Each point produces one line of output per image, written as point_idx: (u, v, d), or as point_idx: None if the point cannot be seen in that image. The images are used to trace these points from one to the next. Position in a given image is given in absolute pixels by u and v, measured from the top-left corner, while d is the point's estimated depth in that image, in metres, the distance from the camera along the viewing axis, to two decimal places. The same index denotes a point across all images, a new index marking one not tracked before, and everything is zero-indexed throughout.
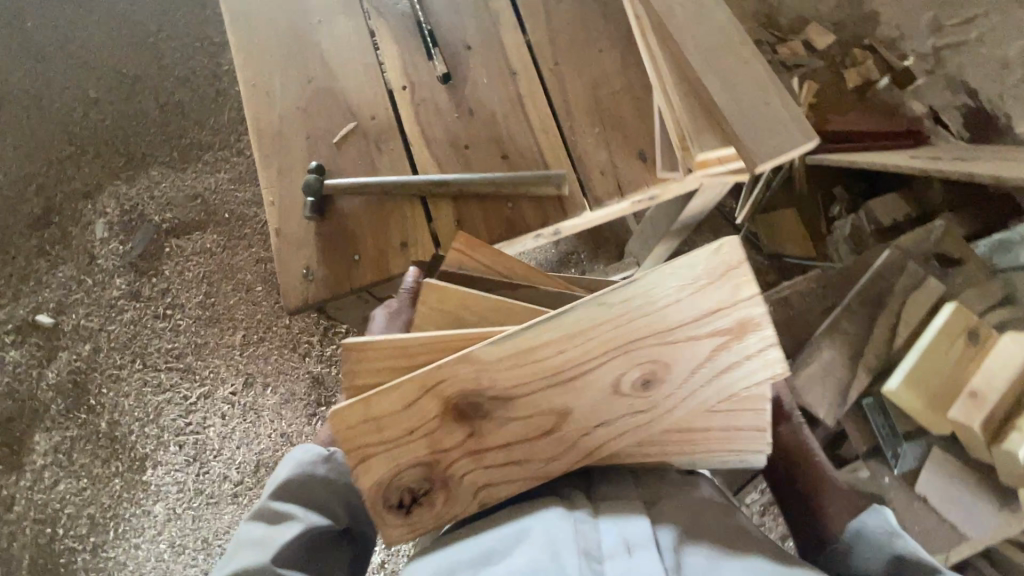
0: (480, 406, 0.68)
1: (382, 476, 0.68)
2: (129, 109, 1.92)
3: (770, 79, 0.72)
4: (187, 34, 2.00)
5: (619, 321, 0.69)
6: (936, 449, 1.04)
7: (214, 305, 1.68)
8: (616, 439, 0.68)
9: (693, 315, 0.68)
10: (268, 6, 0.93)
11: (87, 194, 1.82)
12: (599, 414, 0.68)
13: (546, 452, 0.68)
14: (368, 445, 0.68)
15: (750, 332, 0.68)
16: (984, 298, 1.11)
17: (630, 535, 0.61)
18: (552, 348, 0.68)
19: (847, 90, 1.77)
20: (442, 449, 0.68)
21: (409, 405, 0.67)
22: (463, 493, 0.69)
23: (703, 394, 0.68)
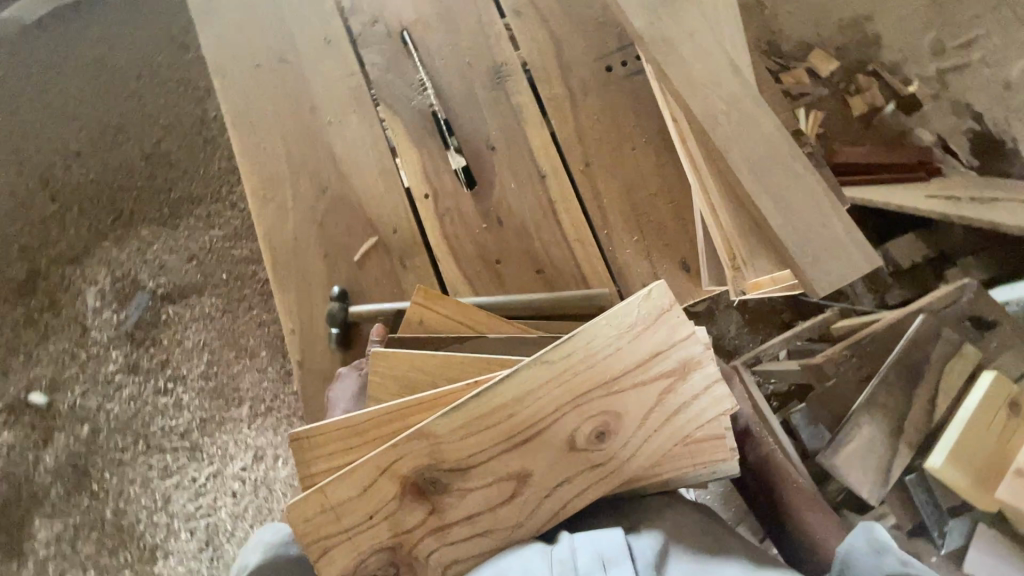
0: (436, 476, 0.61)
1: (346, 563, 0.61)
2: (107, 156, 1.77)
3: (826, 195, 0.69)
4: (153, 66, 1.81)
5: (565, 379, 0.62)
6: (982, 525, 1.03)
7: (217, 375, 1.61)
8: (584, 493, 0.62)
9: (634, 359, 0.62)
10: (276, 106, 0.87)
11: (72, 257, 1.71)
12: (560, 471, 0.62)
13: (514, 517, 0.61)
14: (325, 536, 0.61)
15: (694, 370, 0.63)
16: (1021, 362, 1.09)
17: (605, 549, 0.55)
18: (501, 409, 0.62)
19: (852, 119, 1.66)
20: (406, 529, 0.61)
21: (363, 490, 0.61)
22: (433, 564, 0.61)
23: (667, 435, 0.62)
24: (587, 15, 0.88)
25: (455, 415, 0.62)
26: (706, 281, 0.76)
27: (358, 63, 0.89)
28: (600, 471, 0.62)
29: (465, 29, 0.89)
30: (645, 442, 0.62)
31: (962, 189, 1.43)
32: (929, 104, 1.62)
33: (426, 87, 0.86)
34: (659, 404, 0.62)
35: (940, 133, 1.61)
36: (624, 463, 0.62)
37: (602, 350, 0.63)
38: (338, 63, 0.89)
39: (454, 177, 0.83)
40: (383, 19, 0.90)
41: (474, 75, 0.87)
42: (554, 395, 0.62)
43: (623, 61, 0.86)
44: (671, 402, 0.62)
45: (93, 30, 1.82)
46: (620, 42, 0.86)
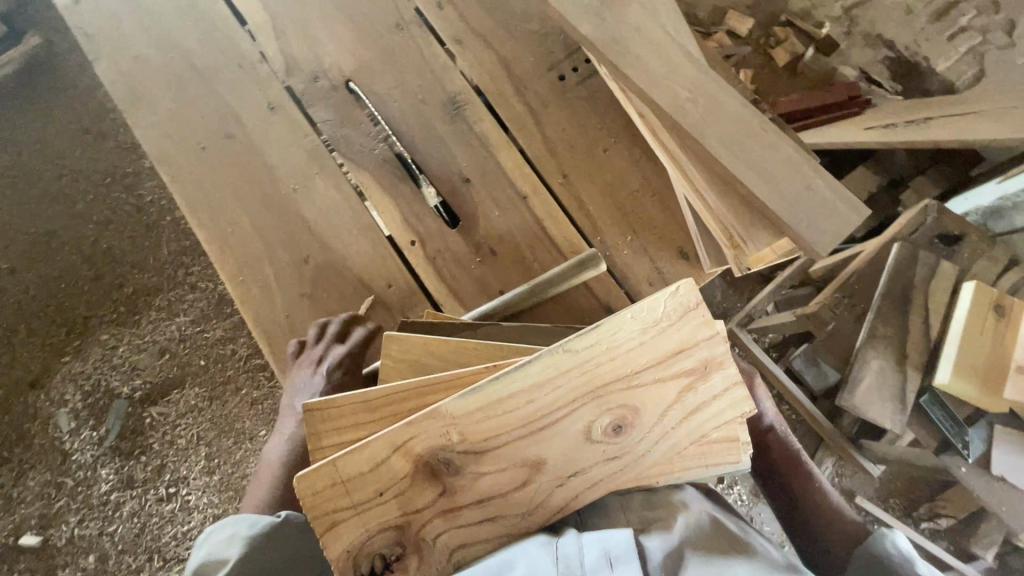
0: (450, 460, 0.52)
1: (351, 542, 0.51)
2: (42, 269, 1.66)
3: (803, 158, 0.70)
4: (67, 166, 1.70)
5: (585, 371, 0.53)
6: (999, 427, 1.07)
7: (220, 467, 1.53)
8: (602, 487, 0.53)
9: (653, 356, 0.53)
10: (233, 186, 0.83)
11: (33, 381, 1.59)
12: (575, 460, 0.53)
13: (525, 505, 0.53)
14: (329, 508, 0.52)
15: (717, 369, 0.53)
16: (994, 266, 1.15)
17: (611, 547, 0.48)
18: (516, 398, 0.53)
19: (779, 70, 1.74)
20: (414, 511, 0.52)
21: (375, 467, 0.52)
22: (438, 554, 0.52)
23: (688, 429, 0.53)
24: (526, 29, 0.88)
25: (476, 398, 0.53)
26: (708, 265, 0.77)
27: (310, 124, 0.86)
28: (616, 463, 0.53)
29: (410, 67, 0.87)
30: (661, 437, 0.53)
31: (898, 116, 1.47)
32: (846, 42, 1.69)
33: (387, 133, 0.85)
34: (681, 396, 0.53)
35: (860, 66, 1.68)
36: (639, 454, 0.53)
37: (623, 338, 0.53)
38: (289, 128, 0.85)
39: (436, 217, 0.82)
40: (323, 74, 0.88)
41: (431, 111, 0.85)
42: (571, 377, 0.53)
43: (574, 67, 0.86)
44: (696, 396, 0.53)
45: None
46: (567, 49, 0.86)
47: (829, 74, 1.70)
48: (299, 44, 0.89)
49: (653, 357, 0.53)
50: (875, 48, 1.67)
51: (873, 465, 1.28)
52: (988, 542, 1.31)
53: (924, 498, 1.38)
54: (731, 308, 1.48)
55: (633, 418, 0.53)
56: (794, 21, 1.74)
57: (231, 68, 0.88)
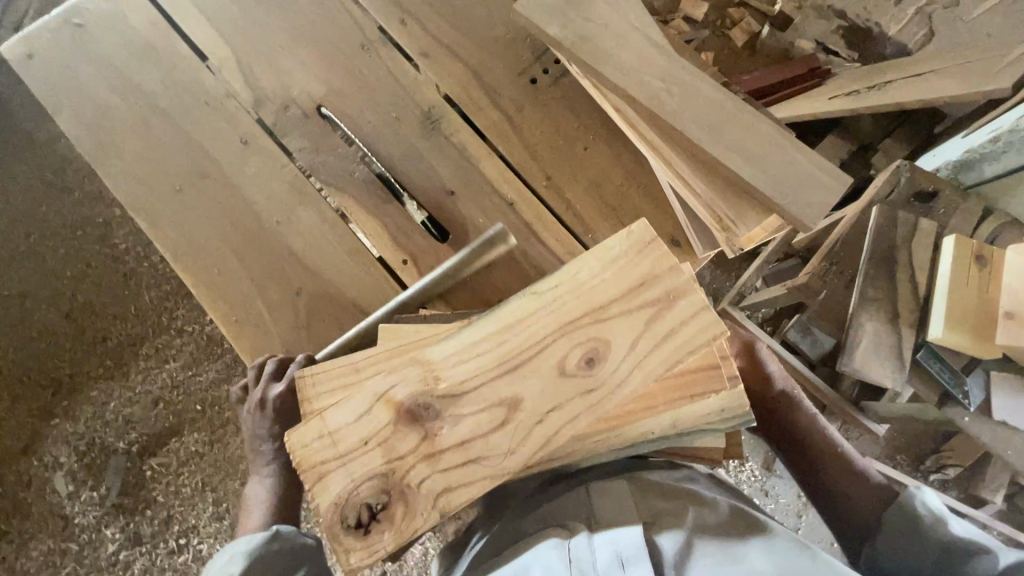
0: (429, 403, 0.53)
1: (341, 489, 0.52)
2: (19, 332, 1.60)
3: (779, 135, 0.72)
4: (33, 223, 1.65)
5: (553, 305, 0.53)
6: (995, 373, 1.10)
7: (230, 510, 1.50)
8: (578, 420, 0.51)
9: (619, 289, 0.52)
10: (215, 224, 0.82)
11: (24, 447, 1.54)
12: (551, 397, 0.52)
13: (504, 444, 0.52)
14: (318, 456, 0.53)
15: (680, 299, 0.51)
16: (970, 218, 1.18)
17: (621, 548, 0.57)
18: (490, 340, 0.53)
19: (738, 49, 1.77)
20: (397, 456, 0.52)
21: (359, 416, 0.53)
22: (423, 500, 0.52)
23: (659, 356, 0.51)
24: (492, 36, 0.88)
25: (454, 342, 0.54)
26: (700, 249, 0.76)
27: (285, 154, 0.85)
28: (591, 399, 0.51)
29: (380, 86, 0.87)
30: (635, 366, 0.51)
31: (860, 83, 1.50)
32: (800, 16, 1.72)
33: (365, 154, 0.84)
34: (650, 325, 0.51)
35: (816, 38, 1.71)
36: (611, 387, 0.51)
37: (583, 279, 0.53)
38: (264, 160, 0.84)
39: (424, 234, 0.81)
40: (293, 102, 0.87)
41: (406, 128, 0.85)
42: (539, 313, 0.53)
43: (544, 69, 0.86)
44: (661, 320, 0.51)
45: None
46: (535, 51, 0.87)
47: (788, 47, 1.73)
48: (264, 75, 0.88)
49: (619, 290, 0.52)
50: (828, 18, 1.71)
51: (876, 424, 1.31)
52: (995, 484, 1.34)
53: (930, 451, 1.41)
54: (721, 288, 1.50)
55: (603, 349, 0.51)
56: (747, 1, 1.78)
57: (197, 106, 0.87)
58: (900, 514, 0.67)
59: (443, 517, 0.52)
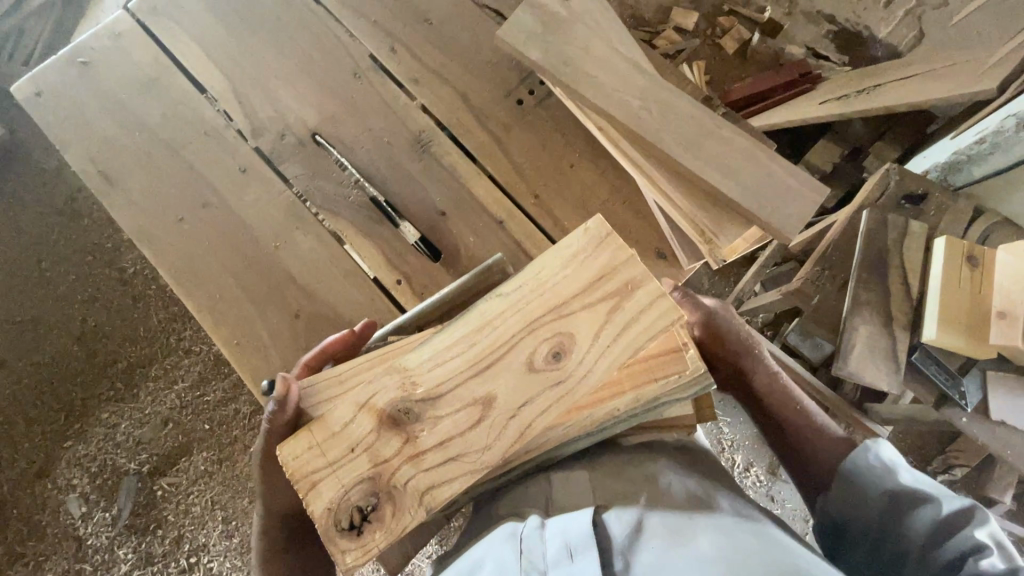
0: (407, 405, 0.53)
1: (332, 495, 0.53)
2: (33, 356, 1.64)
3: (758, 148, 0.74)
4: (45, 249, 1.70)
5: (520, 304, 0.53)
6: (991, 373, 1.10)
7: (239, 528, 1.52)
8: (552, 414, 0.51)
9: (580, 284, 0.52)
10: (216, 251, 0.85)
11: (38, 471, 1.57)
12: (524, 393, 0.52)
13: (483, 440, 0.52)
14: (308, 465, 0.53)
15: (637, 288, 0.51)
16: (961, 218, 1.19)
17: (571, 535, 0.55)
18: (461, 342, 0.54)
19: (730, 56, 1.77)
20: (383, 458, 0.53)
21: (342, 427, 0.54)
22: (409, 497, 0.52)
23: (622, 347, 0.51)
24: (479, 61, 0.91)
25: (429, 346, 0.55)
26: (686, 260, 0.78)
27: (282, 180, 0.88)
28: (561, 391, 0.52)
29: (372, 112, 0.90)
30: (602, 355, 0.51)
31: (849, 87, 1.52)
32: (789, 23, 1.75)
33: (358, 179, 0.87)
34: (611, 317, 0.51)
35: (804, 43, 1.73)
36: (581, 381, 0.51)
37: (546, 276, 0.53)
38: (262, 188, 0.87)
39: (418, 254, 0.83)
40: (289, 130, 0.90)
41: (398, 152, 0.88)
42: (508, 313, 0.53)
43: (530, 90, 0.89)
44: (622, 308, 0.51)
45: None
46: (520, 74, 0.90)
47: (778, 53, 1.75)
48: (260, 106, 0.91)
49: (580, 286, 0.52)
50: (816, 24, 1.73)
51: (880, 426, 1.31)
52: (1003, 485, 1.33)
53: (936, 451, 1.40)
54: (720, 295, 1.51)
55: (570, 342, 0.52)
56: (736, 9, 1.78)
57: (197, 138, 0.90)
58: (862, 473, 0.68)
59: (432, 512, 0.52)
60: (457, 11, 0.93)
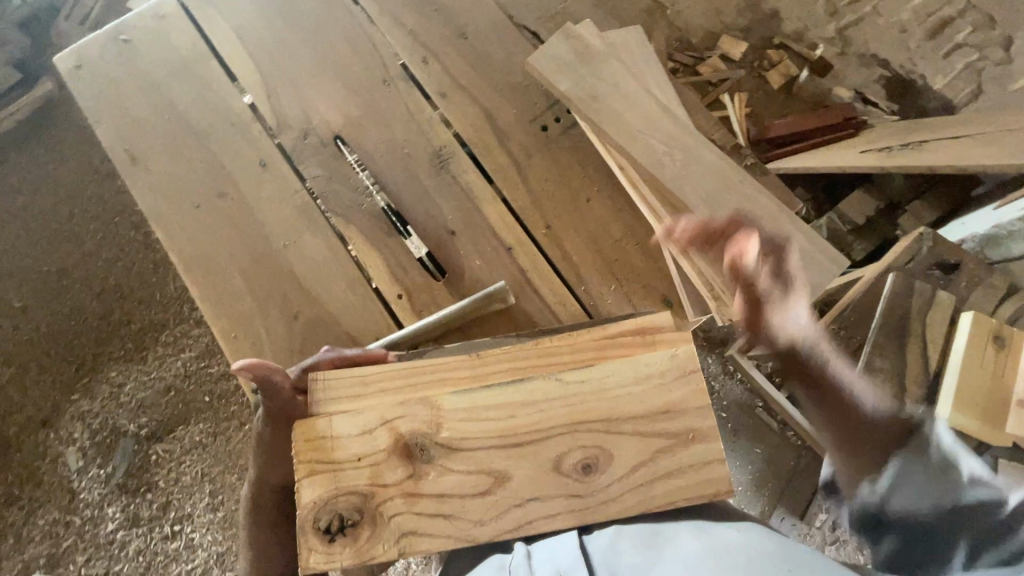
0: (427, 448, 0.49)
1: (324, 490, 0.49)
2: (54, 308, 1.70)
3: (779, 211, 0.75)
4: (76, 206, 1.75)
5: (572, 398, 0.50)
6: (1004, 461, 1.05)
7: (224, 503, 1.55)
8: (553, 519, 0.48)
9: (647, 408, 0.49)
10: (227, 241, 0.86)
11: (43, 420, 1.62)
12: (539, 487, 0.49)
13: (478, 512, 0.48)
14: (311, 456, 0.49)
15: (697, 444, 0.49)
16: (992, 295, 1.14)
17: (561, 563, 0.50)
18: (504, 410, 0.50)
19: (775, 91, 1.72)
20: (381, 483, 0.49)
21: (362, 432, 0.50)
22: (388, 535, 0.48)
23: (654, 494, 0.48)
24: (509, 82, 0.90)
25: (469, 399, 0.50)
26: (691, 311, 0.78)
27: (299, 179, 0.88)
28: (574, 502, 0.49)
29: (396, 120, 0.90)
30: (630, 487, 0.48)
31: (894, 139, 1.47)
32: (841, 64, 1.69)
33: (373, 187, 0.87)
34: (653, 459, 0.49)
35: (854, 87, 1.68)
36: (601, 498, 0.49)
37: (613, 385, 0.50)
38: (278, 184, 0.88)
39: (421, 269, 0.83)
40: (313, 130, 0.90)
41: (416, 164, 0.87)
42: (563, 399, 0.50)
43: (556, 118, 0.88)
44: (677, 450, 0.49)
45: (11, 186, 1.76)
46: (548, 101, 0.89)
47: (825, 93, 1.69)
48: (288, 102, 0.92)
49: (643, 411, 0.49)
50: (869, 69, 1.67)
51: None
52: None
53: None
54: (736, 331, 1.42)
55: (605, 460, 0.49)
56: (788, 43, 1.73)
57: (224, 127, 0.91)
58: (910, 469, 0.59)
59: (403, 557, 0.48)
60: (494, 30, 0.93)
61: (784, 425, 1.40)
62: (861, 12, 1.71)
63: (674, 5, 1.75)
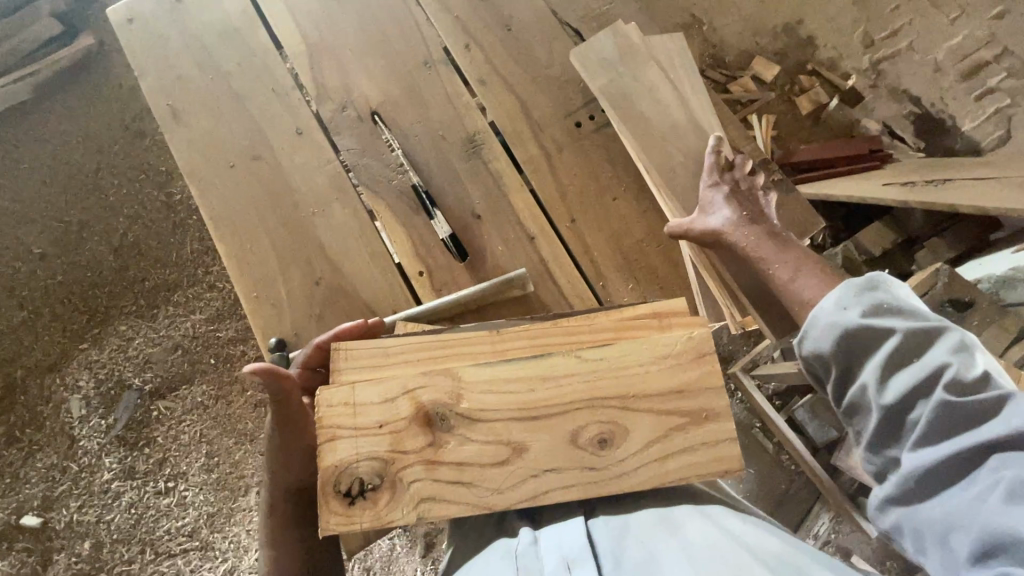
0: (447, 413, 0.50)
1: (346, 455, 0.49)
2: (73, 257, 1.72)
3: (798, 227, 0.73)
4: (104, 161, 1.78)
5: (593, 376, 0.51)
6: None
7: (219, 466, 1.57)
8: (569, 492, 0.49)
9: (664, 388, 0.50)
10: (257, 203, 0.87)
11: (51, 365, 1.65)
12: (555, 460, 0.50)
13: (495, 482, 0.49)
14: (333, 420, 0.50)
15: (709, 423, 0.50)
16: (1003, 337, 1.14)
17: (568, 550, 0.52)
18: (524, 384, 0.51)
19: (803, 117, 1.72)
20: (401, 449, 0.49)
21: (383, 399, 0.50)
22: (407, 499, 0.49)
23: (666, 471, 0.49)
24: (547, 76, 0.92)
25: (490, 369, 0.51)
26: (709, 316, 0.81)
27: (333, 150, 0.90)
28: (588, 478, 0.50)
29: (433, 103, 0.91)
30: (643, 464, 0.49)
31: (918, 175, 1.47)
32: (872, 96, 1.70)
33: (405, 164, 0.88)
34: (667, 438, 0.50)
35: (883, 120, 1.68)
36: (615, 476, 0.49)
37: (632, 364, 0.51)
38: (312, 153, 0.90)
39: (444, 250, 0.84)
40: (351, 104, 0.92)
41: (449, 148, 0.89)
42: (582, 378, 0.50)
43: (590, 115, 0.90)
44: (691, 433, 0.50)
45: (43, 135, 1.79)
46: (584, 98, 0.90)
47: (853, 123, 1.70)
48: (329, 74, 0.93)
49: (659, 391, 0.50)
50: (899, 104, 1.68)
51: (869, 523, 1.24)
52: None
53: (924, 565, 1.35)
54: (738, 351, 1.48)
55: (620, 437, 0.50)
56: (821, 70, 1.74)
57: (265, 93, 0.93)
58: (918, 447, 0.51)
59: (415, 520, 0.49)
60: (537, 24, 0.95)
61: (779, 448, 1.41)
62: (897, 46, 1.71)
63: (711, 22, 1.76)
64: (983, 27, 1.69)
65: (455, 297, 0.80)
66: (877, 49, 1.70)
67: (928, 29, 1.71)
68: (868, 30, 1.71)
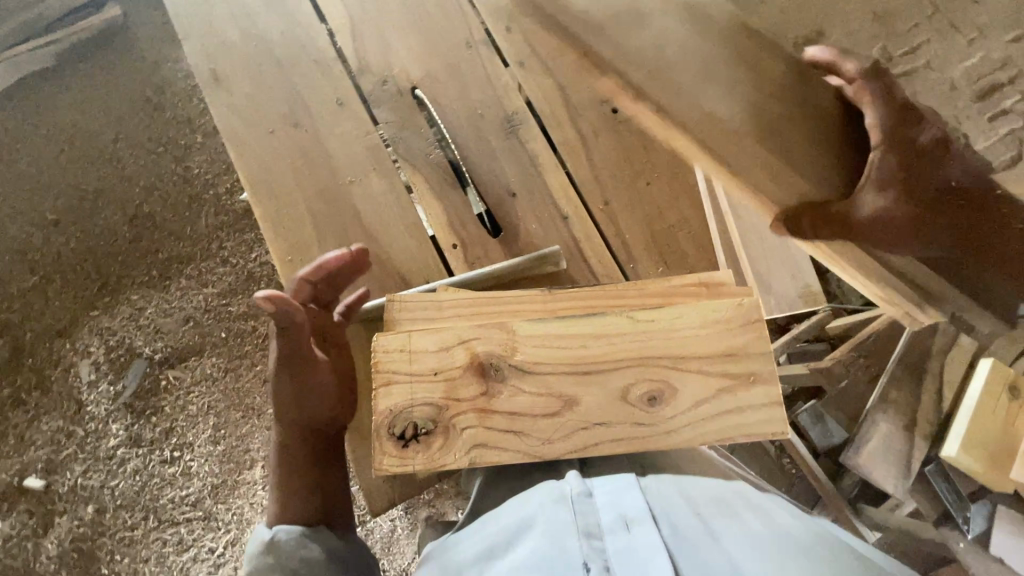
0: (502, 366, 0.55)
1: (401, 400, 0.54)
2: (88, 225, 1.73)
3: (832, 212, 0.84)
4: (123, 131, 1.78)
5: (639, 337, 0.56)
6: (1002, 507, 1.08)
7: (225, 438, 1.57)
8: (617, 445, 0.54)
9: (712, 350, 0.55)
10: (295, 168, 0.89)
11: (62, 330, 1.65)
12: (602, 414, 0.54)
13: (546, 431, 0.54)
14: (391, 365, 0.55)
15: (755, 386, 0.54)
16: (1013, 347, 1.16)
17: (627, 509, 0.55)
18: (575, 340, 0.56)
19: None
20: (456, 397, 0.54)
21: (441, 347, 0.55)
22: (461, 444, 0.53)
23: (711, 429, 0.54)
24: (585, 62, 0.94)
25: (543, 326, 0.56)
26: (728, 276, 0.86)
27: (372, 122, 0.91)
28: (636, 429, 0.54)
29: (473, 82, 0.93)
30: (691, 421, 0.54)
31: None
32: None
33: (443, 139, 0.90)
34: (713, 396, 0.54)
35: None
36: (661, 429, 0.54)
37: (676, 328, 0.56)
38: (352, 124, 0.91)
39: (478, 225, 0.86)
40: (392, 78, 0.93)
41: (487, 126, 0.90)
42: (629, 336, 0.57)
43: (627, 102, 0.91)
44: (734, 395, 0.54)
45: (63, 102, 1.79)
46: (621, 85, 0.92)
47: None
48: (370, 47, 0.95)
49: (707, 352, 0.55)
50: None
51: (868, 531, 1.24)
52: None
53: None
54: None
55: (668, 394, 0.55)
56: None
57: (306, 63, 0.94)
58: None
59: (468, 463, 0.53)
60: (577, 11, 0.96)
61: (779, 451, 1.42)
62: (915, 62, 1.73)
63: None
64: (1000, 49, 1.72)
65: (487, 270, 0.81)
66: (895, 64, 1.72)
67: (946, 47, 1.74)
68: (887, 45, 1.73)
